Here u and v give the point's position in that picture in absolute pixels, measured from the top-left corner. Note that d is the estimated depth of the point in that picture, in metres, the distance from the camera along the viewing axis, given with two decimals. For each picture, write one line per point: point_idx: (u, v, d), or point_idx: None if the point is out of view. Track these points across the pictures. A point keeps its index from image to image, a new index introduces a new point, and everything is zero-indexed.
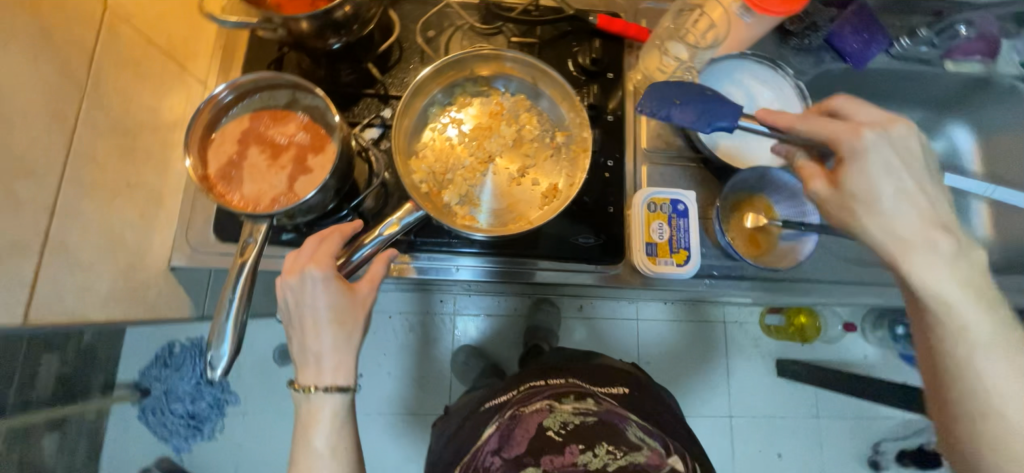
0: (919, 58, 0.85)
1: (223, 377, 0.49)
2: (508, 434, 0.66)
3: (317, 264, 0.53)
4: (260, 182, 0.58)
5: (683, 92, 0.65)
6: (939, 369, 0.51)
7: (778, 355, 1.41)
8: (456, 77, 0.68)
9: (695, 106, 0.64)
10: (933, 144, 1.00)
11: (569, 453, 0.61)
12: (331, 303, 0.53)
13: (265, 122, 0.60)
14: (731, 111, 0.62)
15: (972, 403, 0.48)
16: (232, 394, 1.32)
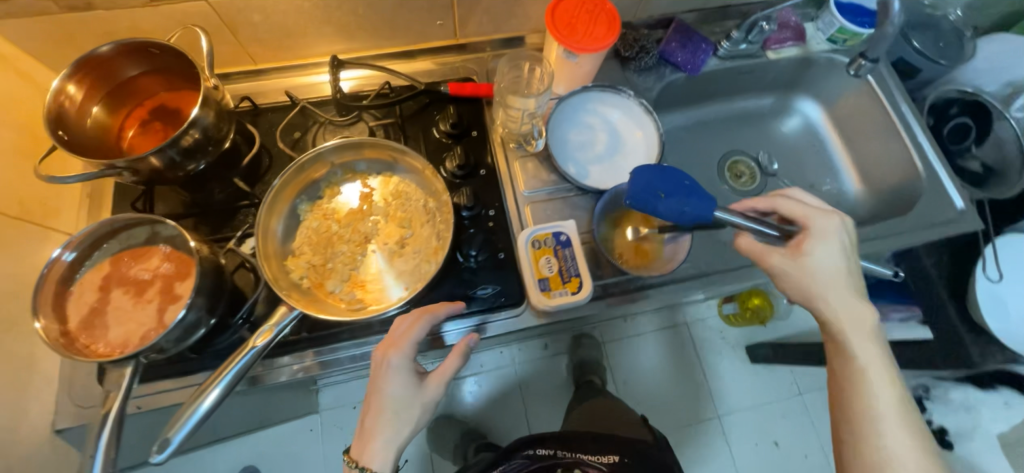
0: (744, 54, 0.96)
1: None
2: None
3: (398, 352, 0.60)
4: (127, 323, 0.57)
5: (667, 184, 0.67)
6: (832, 361, 0.64)
7: (745, 341, 1.43)
8: (319, 171, 0.72)
9: (679, 195, 0.67)
10: (789, 122, 1.12)
11: None
12: (403, 392, 0.59)
13: (124, 262, 0.59)
14: (709, 203, 0.66)
15: (847, 380, 0.61)
16: None
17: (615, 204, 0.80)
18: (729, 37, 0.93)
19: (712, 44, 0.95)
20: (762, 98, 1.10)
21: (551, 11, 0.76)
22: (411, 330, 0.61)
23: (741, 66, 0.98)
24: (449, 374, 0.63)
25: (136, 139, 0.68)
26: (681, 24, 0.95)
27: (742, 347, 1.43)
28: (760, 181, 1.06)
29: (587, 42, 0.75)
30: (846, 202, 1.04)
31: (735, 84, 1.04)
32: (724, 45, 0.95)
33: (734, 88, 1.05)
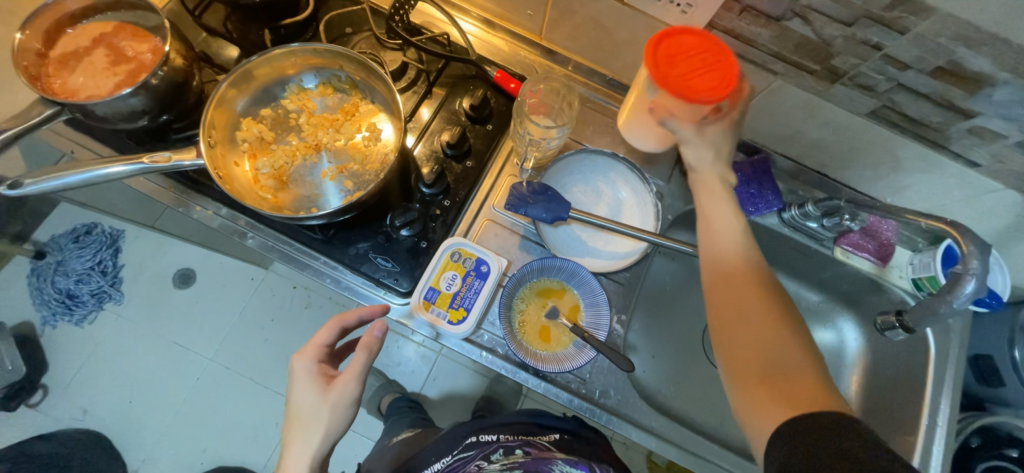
0: (808, 232, 0.82)
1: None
2: None
3: (302, 358, 0.61)
4: (89, 79, 0.62)
5: (534, 191, 0.72)
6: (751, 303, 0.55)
7: None
8: (324, 65, 0.71)
9: (543, 201, 0.72)
10: (821, 332, 0.95)
11: None
12: (309, 398, 0.58)
13: (123, 34, 0.64)
14: (563, 206, 0.72)
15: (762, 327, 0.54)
16: (116, 292, 1.56)
17: (553, 275, 0.72)
18: (802, 205, 0.80)
19: (782, 201, 0.82)
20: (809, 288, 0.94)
21: (674, 29, 0.60)
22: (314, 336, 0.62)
23: (798, 243, 0.84)
24: (356, 372, 0.59)
25: None
26: (765, 160, 0.82)
27: None
28: None
29: (673, 79, 0.58)
30: None
31: (785, 257, 0.90)
32: (792, 210, 0.81)
33: (784, 259, 0.90)
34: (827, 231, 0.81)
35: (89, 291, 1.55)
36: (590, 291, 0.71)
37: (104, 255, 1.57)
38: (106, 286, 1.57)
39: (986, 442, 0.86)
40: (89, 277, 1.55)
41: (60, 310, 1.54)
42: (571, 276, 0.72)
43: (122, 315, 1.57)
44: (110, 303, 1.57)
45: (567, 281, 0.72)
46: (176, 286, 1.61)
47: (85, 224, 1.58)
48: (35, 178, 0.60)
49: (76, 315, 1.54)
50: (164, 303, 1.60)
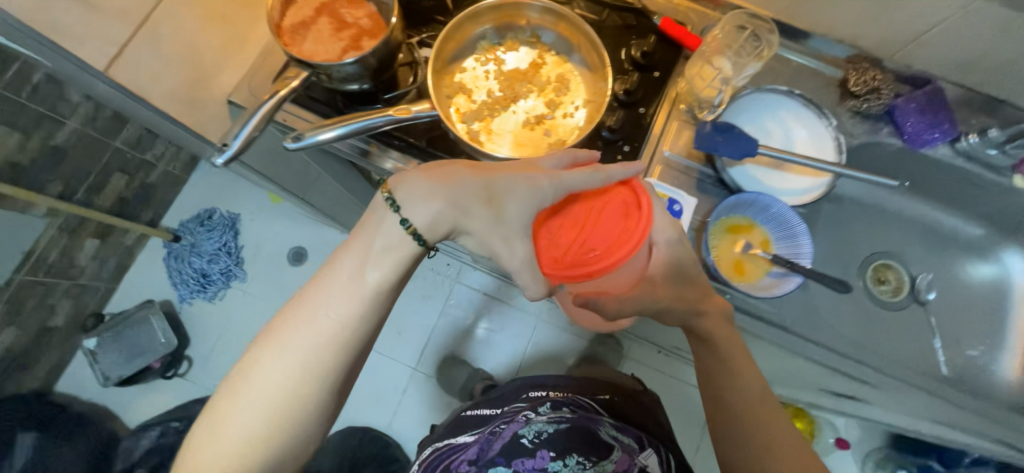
0: (985, 160, 0.83)
1: (222, 165, 0.60)
2: (485, 448, 0.83)
3: (552, 180, 0.57)
4: (319, 45, 0.67)
5: (721, 129, 0.75)
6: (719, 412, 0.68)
7: None
8: (513, 20, 0.74)
9: (731, 138, 0.75)
10: (983, 267, 0.94)
11: (540, 458, 0.75)
12: (521, 207, 0.56)
13: (341, 3, 0.70)
14: (751, 142, 0.74)
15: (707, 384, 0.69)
16: (241, 271, 1.68)
17: (742, 212, 0.75)
18: (983, 132, 0.80)
19: (956, 130, 0.82)
20: (968, 223, 0.93)
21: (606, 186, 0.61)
22: (576, 173, 0.58)
23: (969, 172, 0.84)
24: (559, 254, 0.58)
25: None
26: (938, 90, 0.81)
27: None
28: (903, 299, 0.89)
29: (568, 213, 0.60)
30: (987, 379, 0.89)
31: (948, 192, 0.89)
32: (970, 138, 0.81)
33: (945, 193, 0.89)
34: (1007, 158, 0.81)
35: (218, 270, 1.67)
36: (785, 222, 0.73)
37: (228, 236, 1.69)
38: (233, 265, 1.68)
39: None
40: (219, 257, 1.67)
41: (196, 289, 1.67)
42: (760, 211, 0.74)
43: (249, 291, 1.69)
44: (236, 281, 1.69)
45: (756, 217, 0.75)
46: (291, 263, 1.72)
47: (207, 210, 1.71)
48: (311, 131, 0.64)
49: (210, 293, 1.67)
50: (282, 280, 1.71)
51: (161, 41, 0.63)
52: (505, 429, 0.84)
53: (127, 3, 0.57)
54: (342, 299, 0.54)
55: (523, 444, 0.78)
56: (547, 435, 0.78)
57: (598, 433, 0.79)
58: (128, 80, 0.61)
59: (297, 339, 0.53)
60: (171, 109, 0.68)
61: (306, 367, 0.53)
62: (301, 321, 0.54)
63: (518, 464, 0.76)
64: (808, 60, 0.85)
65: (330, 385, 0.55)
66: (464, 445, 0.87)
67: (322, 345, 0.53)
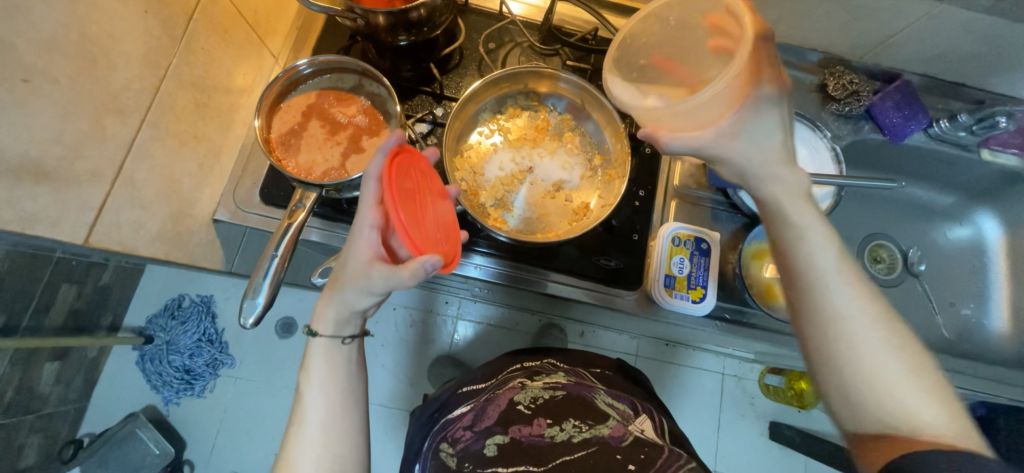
0: (956, 142, 0.87)
1: (254, 326, 0.53)
2: (480, 412, 0.73)
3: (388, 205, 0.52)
4: (316, 153, 0.62)
5: None
6: (857, 393, 0.43)
7: (773, 417, 1.43)
8: (510, 88, 0.72)
9: None
10: (958, 230, 1.02)
11: (537, 425, 0.67)
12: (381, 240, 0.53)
13: (330, 100, 0.64)
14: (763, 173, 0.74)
15: (842, 364, 0.44)
16: (229, 357, 1.39)
17: (764, 237, 0.76)
18: (953, 118, 0.85)
19: (928, 118, 0.86)
20: (940, 194, 1.00)
21: (404, 161, 0.55)
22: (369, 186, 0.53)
23: (945, 154, 0.91)
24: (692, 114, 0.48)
25: None
26: (908, 84, 0.86)
27: (767, 419, 1.43)
28: (898, 274, 0.97)
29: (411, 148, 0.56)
30: (981, 335, 0.96)
31: (924, 171, 0.96)
32: (941, 124, 0.86)
33: (919, 172, 0.96)
34: (974, 137, 0.86)
35: (203, 362, 1.37)
36: None
37: (206, 324, 1.40)
38: (218, 353, 1.39)
39: None
40: (201, 348, 1.38)
41: (181, 387, 1.37)
42: None
43: (240, 378, 1.39)
44: (226, 369, 1.39)
45: None
46: (280, 337, 1.42)
47: (175, 298, 1.40)
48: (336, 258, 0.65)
49: (198, 390, 1.37)
50: (276, 359, 1.41)
51: (139, 186, 0.56)
52: (499, 394, 0.76)
53: (94, 162, 0.49)
54: (316, 379, 0.58)
55: (520, 411, 0.70)
56: (544, 401, 0.71)
57: (595, 402, 0.71)
58: (109, 238, 0.53)
59: (309, 432, 0.56)
60: (158, 250, 0.61)
61: (328, 443, 0.56)
62: (302, 420, 0.57)
63: (515, 432, 0.67)
64: (788, 70, 0.88)
65: (353, 442, 0.58)
66: (457, 415, 0.75)
67: (329, 417, 0.57)
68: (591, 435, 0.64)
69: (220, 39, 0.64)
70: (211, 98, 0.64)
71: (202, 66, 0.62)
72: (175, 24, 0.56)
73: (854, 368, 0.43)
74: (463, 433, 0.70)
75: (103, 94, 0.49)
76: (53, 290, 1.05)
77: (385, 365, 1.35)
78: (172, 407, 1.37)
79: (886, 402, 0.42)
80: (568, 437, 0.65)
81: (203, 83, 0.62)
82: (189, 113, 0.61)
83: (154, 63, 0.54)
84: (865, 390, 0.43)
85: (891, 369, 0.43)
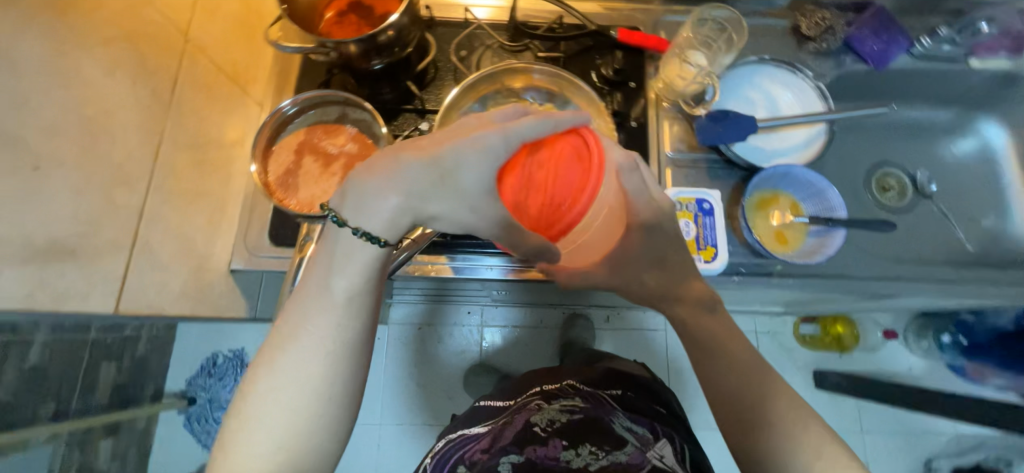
0: (943, 57, 0.87)
1: None
2: (498, 435, 0.75)
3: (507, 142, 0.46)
4: (315, 187, 0.64)
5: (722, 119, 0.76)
6: (766, 444, 0.51)
7: (816, 366, 1.40)
8: (488, 89, 0.74)
9: (732, 125, 0.76)
10: (962, 143, 1.01)
11: (553, 447, 0.68)
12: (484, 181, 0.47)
13: (319, 134, 0.66)
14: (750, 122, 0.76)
15: (754, 413, 0.52)
16: None
17: (765, 186, 0.76)
18: (933, 32, 0.85)
19: (911, 38, 0.86)
20: (937, 111, 0.99)
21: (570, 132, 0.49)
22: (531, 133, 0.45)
23: (934, 70, 0.89)
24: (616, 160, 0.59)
25: (332, 25, 0.74)
26: (881, 10, 0.85)
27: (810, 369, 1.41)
28: (909, 199, 0.95)
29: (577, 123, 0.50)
30: (1007, 244, 0.94)
31: (915, 91, 0.94)
32: (924, 41, 0.86)
33: (910, 94, 0.95)
34: (959, 48, 0.86)
35: None
36: (807, 183, 0.75)
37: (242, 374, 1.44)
38: None
39: None
40: None
41: None
42: (782, 179, 0.76)
43: None
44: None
45: (778, 185, 0.77)
46: None
47: (210, 357, 1.45)
48: None
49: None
50: None
51: (156, 248, 0.58)
52: (515, 419, 0.77)
53: (111, 232, 0.52)
54: (346, 266, 0.45)
55: (536, 435, 0.71)
56: (560, 425, 0.72)
57: (613, 426, 0.72)
58: (137, 302, 0.56)
59: (306, 336, 0.43)
60: (184, 307, 0.64)
61: (324, 368, 0.42)
62: (308, 315, 0.43)
63: (530, 451, 0.68)
64: (758, 20, 0.88)
65: (352, 381, 0.44)
66: (474, 437, 0.77)
67: (340, 332, 0.43)
68: (607, 462, 0.64)
69: (205, 96, 0.67)
70: (207, 154, 0.67)
71: (194, 126, 0.65)
72: (162, 91, 0.59)
73: (761, 419, 0.52)
74: (478, 455, 0.71)
75: (108, 167, 0.52)
76: (94, 369, 1.09)
77: (421, 383, 1.36)
78: None
79: (792, 455, 0.48)
80: (584, 463, 0.65)
81: (197, 141, 0.65)
82: (189, 172, 0.64)
83: (150, 130, 0.57)
84: (771, 439, 0.50)
85: (793, 428, 0.50)
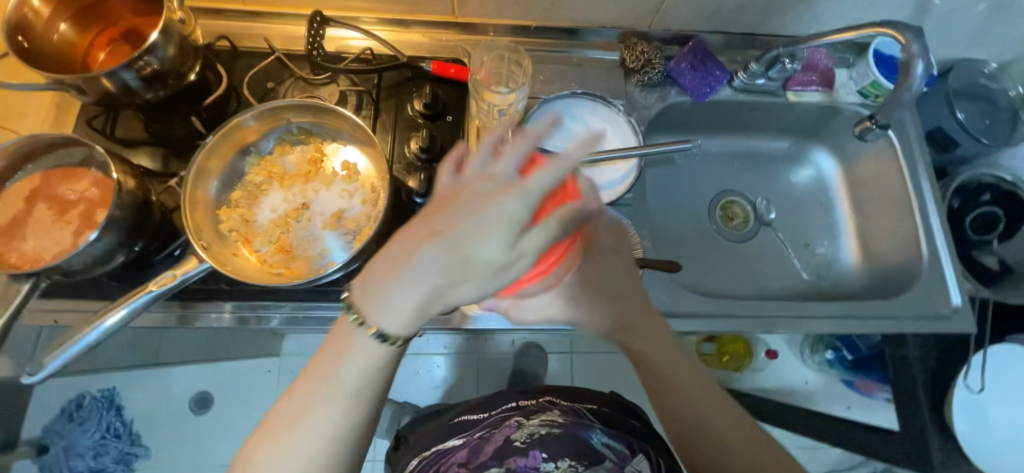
0: (761, 89, 0.88)
1: None
2: (478, 450, 0.76)
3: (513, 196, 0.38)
4: (43, 238, 0.58)
5: None
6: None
7: None
8: (273, 125, 0.69)
9: None
10: (800, 173, 1.03)
11: (533, 457, 0.73)
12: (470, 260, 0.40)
13: (55, 179, 0.60)
14: None
15: (700, 442, 0.57)
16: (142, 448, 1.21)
17: None
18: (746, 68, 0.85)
19: (727, 72, 0.87)
20: (775, 140, 1.01)
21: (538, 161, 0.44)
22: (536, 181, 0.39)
23: (758, 102, 0.90)
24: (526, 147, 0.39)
25: (103, 60, 0.68)
26: (700, 43, 0.87)
27: None
28: (752, 227, 0.98)
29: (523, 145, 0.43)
30: (837, 270, 0.96)
31: (749, 121, 0.96)
32: (740, 76, 0.87)
33: (744, 123, 0.97)
34: (775, 81, 0.88)
35: (111, 460, 1.20)
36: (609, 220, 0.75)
37: (109, 419, 1.20)
38: (128, 447, 1.21)
39: (964, 199, 0.93)
40: (105, 445, 1.20)
41: None
42: None
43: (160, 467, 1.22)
44: (140, 462, 1.22)
45: None
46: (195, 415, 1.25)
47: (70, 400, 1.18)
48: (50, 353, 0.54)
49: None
50: (189, 442, 1.24)
51: None
52: (494, 431, 0.76)
53: None
54: (358, 359, 0.44)
55: (516, 445, 0.74)
56: (540, 437, 0.74)
57: (590, 443, 0.72)
58: None
59: (306, 441, 0.44)
60: None
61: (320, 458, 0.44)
62: (314, 402, 0.44)
63: (511, 463, 0.73)
64: (586, 53, 0.88)
65: (354, 451, 0.47)
66: (449, 448, 0.76)
67: (339, 425, 0.45)
68: None
69: None
70: None
71: None
72: None
73: (702, 442, 0.57)
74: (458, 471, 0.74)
75: None
76: None
77: None
78: None
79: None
80: None
81: None
82: None
83: None
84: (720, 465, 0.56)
85: (732, 456, 0.56)
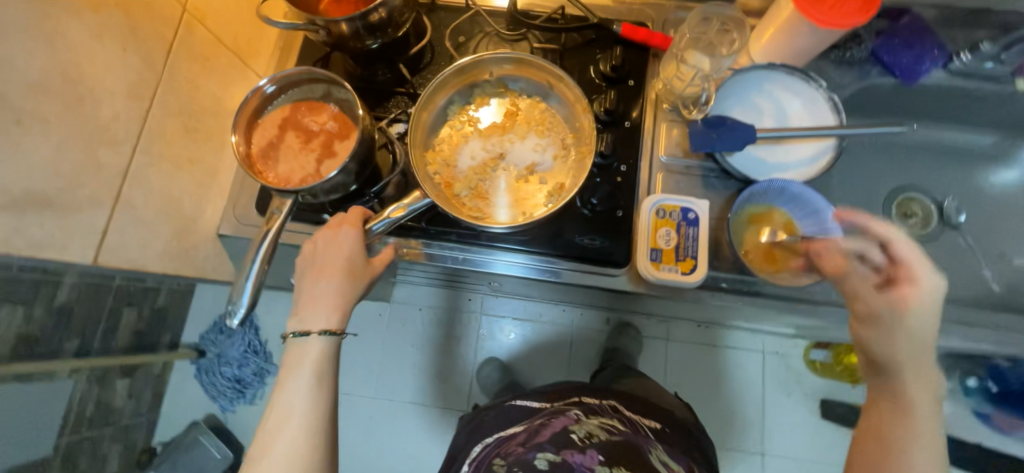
0: (985, 74, 0.79)
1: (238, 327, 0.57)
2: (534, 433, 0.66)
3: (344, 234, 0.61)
4: (293, 161, 0.66)
5: (717, 126, 0.73)
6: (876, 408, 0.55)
7: (823, 395, 1.27)
8: (477, 77, 0.73)
9: (728, 134, 0.72)
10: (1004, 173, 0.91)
11: (590, 456, 0.58)
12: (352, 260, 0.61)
13: (302, 112, 0.68)
14: (746, 129, 0.72)
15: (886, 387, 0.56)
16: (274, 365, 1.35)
17: (758, 200, 0.72)
18: (975, 48, 0.77)
19: (948, 52, 0.79)
20: (976, 134, 0.90)
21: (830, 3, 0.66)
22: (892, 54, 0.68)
23: (973, 90, 0.81)
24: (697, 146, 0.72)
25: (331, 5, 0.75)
26: (915, 19, 0.79)
27: (817, 398, 1.27)
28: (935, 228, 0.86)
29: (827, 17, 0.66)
30: None
31: (951, 110, 0.86)
32: (963, 56, 0.78)
33: (941, 111, 0.87)
34: (1004, 66, 0.78)
35: (252, 371, 1.35)
36: (804, 199, 0.71)
37: (251, 335, 1.36)
38: (264, 362, 1.36)
39: None
40: (248, 359, 1.36)
41: (235, 395, 1.35)
42: (776, 194, 0.72)
43: None
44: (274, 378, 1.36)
45: (773, 201, 0.73)
46: None
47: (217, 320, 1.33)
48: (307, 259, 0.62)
49: (251, 398, 1.35)
50: None
51: (138, 207, 0.67)
52: (552, 420, 0.68)
53: (94, 189, 0.61)
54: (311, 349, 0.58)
55: (570, 438, 0.62)
56: (598, 439, 0.61)
57: (651, 458, 0.61)
58: (118, 257, 0.66)
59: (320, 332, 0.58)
60: (167, 265, 0.74)
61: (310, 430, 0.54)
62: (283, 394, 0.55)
63: (566, 455, 0.59)
64: None
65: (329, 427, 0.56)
66: (511, 434, 0.69)
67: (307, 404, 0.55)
68: None
69: (202, 67, 0.73)
70: (198, 121, 0.74)
71: (186, 94, 0.71)
72: (154, 61, 0.66)
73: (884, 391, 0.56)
74: (513, 448, 0.64)
75: (93, 126, 0.60)
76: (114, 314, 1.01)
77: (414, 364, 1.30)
78: (229, 414, 1.35)
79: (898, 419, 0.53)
80: None
81: (188, 108, 0.72)
82: (181, 138, 0.71)
83: (138, 93, 0.64)
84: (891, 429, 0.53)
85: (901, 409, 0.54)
